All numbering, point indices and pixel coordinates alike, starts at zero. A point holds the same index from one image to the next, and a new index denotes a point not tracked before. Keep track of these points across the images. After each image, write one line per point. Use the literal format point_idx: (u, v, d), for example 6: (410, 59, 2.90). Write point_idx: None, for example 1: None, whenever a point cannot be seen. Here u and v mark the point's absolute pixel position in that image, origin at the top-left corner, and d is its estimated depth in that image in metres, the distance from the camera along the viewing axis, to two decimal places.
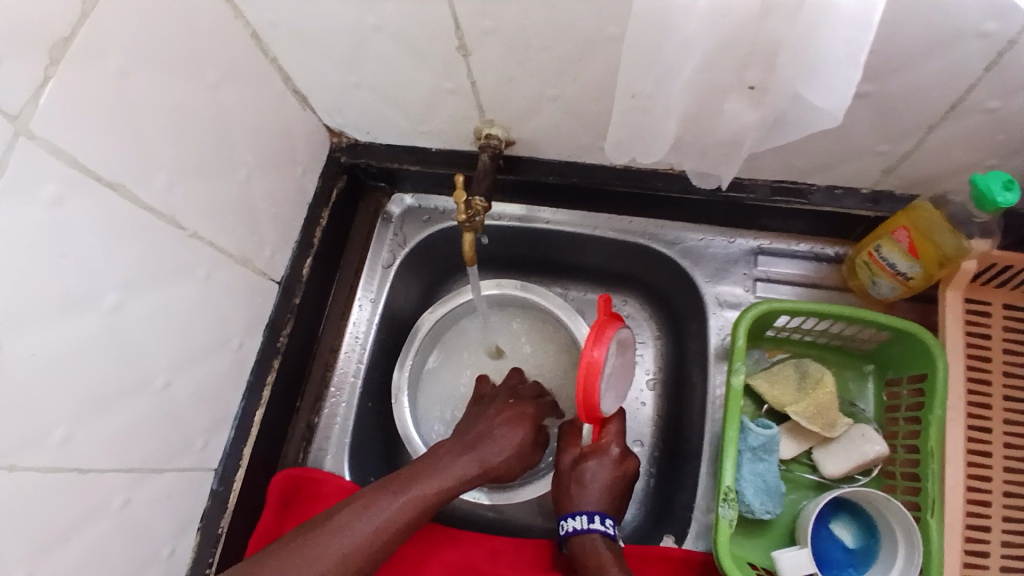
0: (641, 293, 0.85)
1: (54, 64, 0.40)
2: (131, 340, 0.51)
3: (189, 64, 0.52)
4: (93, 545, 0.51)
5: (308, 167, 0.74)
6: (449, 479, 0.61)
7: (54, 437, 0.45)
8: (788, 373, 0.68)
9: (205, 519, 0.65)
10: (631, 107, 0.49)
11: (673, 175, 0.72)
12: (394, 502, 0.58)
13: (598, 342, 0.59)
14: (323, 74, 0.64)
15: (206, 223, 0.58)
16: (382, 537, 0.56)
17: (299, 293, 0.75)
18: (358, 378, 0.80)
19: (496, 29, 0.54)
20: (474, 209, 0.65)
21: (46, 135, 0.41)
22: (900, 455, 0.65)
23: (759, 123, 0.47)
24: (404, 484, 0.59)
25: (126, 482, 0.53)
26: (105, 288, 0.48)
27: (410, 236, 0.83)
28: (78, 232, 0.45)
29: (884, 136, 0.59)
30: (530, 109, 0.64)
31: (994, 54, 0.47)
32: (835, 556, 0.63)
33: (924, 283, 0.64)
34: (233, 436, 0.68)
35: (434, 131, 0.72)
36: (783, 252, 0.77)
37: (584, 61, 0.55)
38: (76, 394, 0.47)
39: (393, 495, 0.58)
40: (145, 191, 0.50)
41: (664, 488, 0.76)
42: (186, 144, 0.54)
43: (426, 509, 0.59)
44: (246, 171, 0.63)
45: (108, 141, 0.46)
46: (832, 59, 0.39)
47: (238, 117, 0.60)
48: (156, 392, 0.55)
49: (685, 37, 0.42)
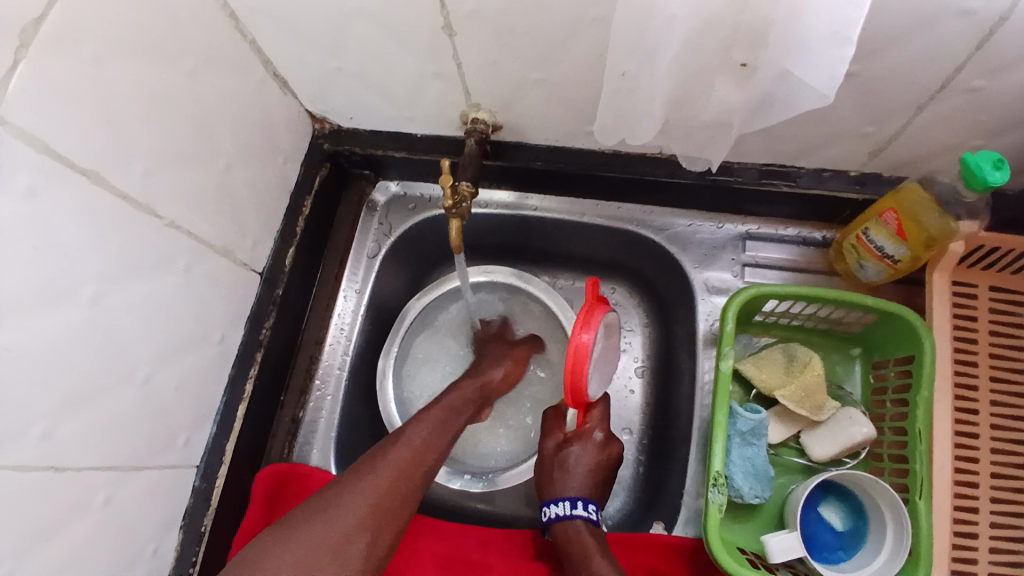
0: (629, 279, 0.85)
1: (25, 48, 0.39)
2: (111, 332, 0.50)
3: (168, 46, 0.51)
4: (75, 544, 0.50)
5: (290, 155, 0.73)
6: (456, 406, 0.66)
7: (32, 434, 0.44)
8: (776, 358, 0.68)
9: (190, 515, 0.64)
10: (616, 89, 0.48)
11: (661, 160, 0.71)
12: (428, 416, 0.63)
13: (588, 325, 0.58)
14: (305, 57, 0.62)
15: (185, 213, 0.57)
16: (385, 493, 0.55)
17: (283, 283, 0.74)
18: (344, 369, 0.79)
19: (481, 10, 0.52)
20: (460, 194, 0.64)
21: (17, 121, 0.39)
22: (887, 437, 0.65)
23: (744, 106, 0.47)
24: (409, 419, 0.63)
25: (107, 479, 0.52)
26: (81, 279, 0.46)
27: (395, 225, 0.82)
28: (51, 221, 0.43)
29: (871, 118, 0.59)
30: (517, 93, 0.63)
31: (982, 34, 0.47)
32: (823, 538, 0.63)
33: (910, 265, 0.64)
34: (217, 429, 0.67)
35: (419, 117, 0.71)
36: (771, 236, 0.77)
37: (569, 42, 0.54)
38: (54, 390, 0.46)
39: (391, 446, 0.59)
40: (122, 180, 0.49)
41: (652, 474, 0.76)
42: (162, 130, 0.52)
43: (435, 439, 0.61)
44: (227, 158, 0.61)
45: (80, 128, 0.44)
46: (819, 37, 0.39)
47: (218, 103, 0.58)
48: (137, 385, 0.54)
49: (671, 16, 0.41)
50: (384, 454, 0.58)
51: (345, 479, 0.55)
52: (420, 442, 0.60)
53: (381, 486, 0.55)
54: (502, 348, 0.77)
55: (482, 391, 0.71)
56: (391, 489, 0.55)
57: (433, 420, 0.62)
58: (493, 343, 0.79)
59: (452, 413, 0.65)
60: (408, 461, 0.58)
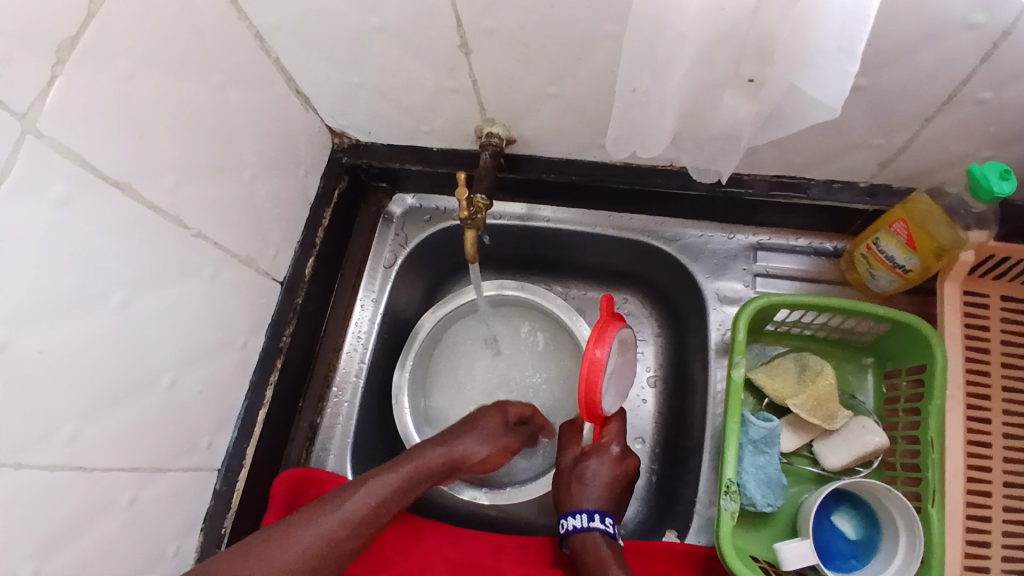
0: (641, 290, 0.86)
1: (61, 64, 0.41)
2: (137, 337, 0.52)
3: (196, 64, 0.53)
4: (99, 543, 0.51)
5: (311, 168, 0.75)
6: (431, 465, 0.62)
7: (62, 434, 0.46)
8: (788, 367, 0.69)
9: (210, 517, 0.65)
10: (626, 103, 0.49)
11: (672, 172, 0.73)
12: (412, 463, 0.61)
13: (602, 340, 0.59)
14: (326, 74, 0.65)
15: (210, 223, 0.58)
16: (315, 558, 0.51)
17: (302, 291, 0.75)
18: (360, 376, 0.80)
19: (496, 28, 0.54)
20: (476, 206, 0.66)
21: (53, 133, 0.42)
22: (900, 446, 0.65)
23: (753, 117, 0.48)
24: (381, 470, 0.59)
25: (133, 481, 0.54)
26: (111, 288, 0.48)
27: (411, 235, 0.84)
28: (83, 230, 0.45)
29: (880, 129, 0.60)
30: (530, 107, 0.65)
31: (987, 46, 0.48)
32: (836, 547, 0.63)
33: (921, 275, 0.65)
34: (238, 433, 0.68)
35: (436, 131, 0.73)
36: (781, 247, 0.78)
37: (583, 57, 0.56)
38: (83, 392, 0.47)
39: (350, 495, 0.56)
40: (151, 191, 0.51)
41: (665, 483, 0.76)
42: (191, 144, 0.54)
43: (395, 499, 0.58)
44: (251, 171, 0.63)
45: (111, 140, 0.46)
46: (823, 52, 0.40)
47: (242, 118, 0.61)
48: (162, 390, 0.56)
49: (679, 33, 0.42)
50: (343, 500, 0.55)
51: (300, 517, 0.53)
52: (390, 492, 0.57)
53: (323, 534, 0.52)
54: (494, 421, 0.69)
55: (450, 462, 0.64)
56: (327, 538, 0.52)
57: (414, 468, 0.60)
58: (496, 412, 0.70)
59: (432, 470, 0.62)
60: (362, 517, 0.55)
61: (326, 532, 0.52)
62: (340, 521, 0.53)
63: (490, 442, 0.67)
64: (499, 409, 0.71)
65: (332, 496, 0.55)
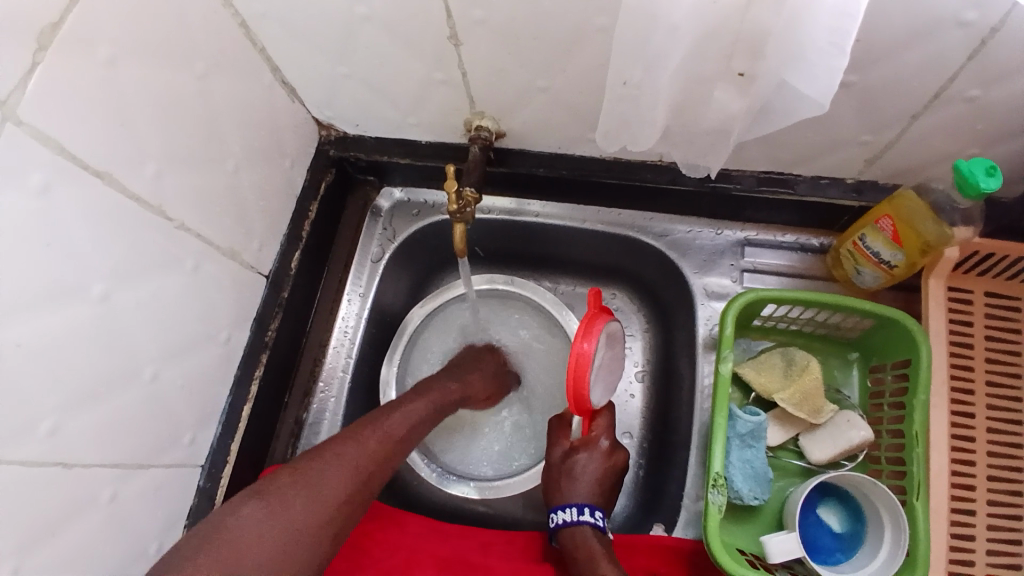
0: (629, 285, 0.86)
1: (43, 51, 0.40)
2: (119, 329, 0.51)
3: (180, 51, 0.52)
4: (79, 540, 0.50)
5: (297, 159, 0.74)
6: (449, 394, 0.69)
7: (40, 429, 0.45)
8: (774, 362, 0.69)
9: (194, 513, 0.64)
10: (618, 97, 0.49)
11: (661, 167, 0.73)
12: (429, 396, 0.66)
13: (590, 335, 0.59)
14: (313, 64, 0.64)
15: (193, 215, 0.57)
16: (366, 471, 0.55)
17: (288, 285, 0.74)
18: (347, 372, 0.80)
19: (487, 20, 0.54)
20: (465, 200, 0.65)
21: (32, 121, 0.40)
22: (884, 440, 0.66)
23: (743, 112, 0.48)
24: (406, 399, 0.64)
25: (114, 476, 0.53)
26: (93, 279, 0.47)
27: (399, 230, 0.83)
28: (63, 220, 0.44)
29: (868, 126, 0.60)
30: (520, 100, 0.64)
31: (975, 43, 0.48)
32: (822, 542, 0.64)
33: (907, 271, 0.65)
34: (222, 430, 0.67)
35: (425, 123, 0.72)
36: (769, 243, 0.78)
37: (573, 50, 0.56)
38: (62, 386, 0.46)
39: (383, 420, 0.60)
40: (133, 181, 0.50)
41: (653, 477, 0.77)
42: (173, 133, 0.53)
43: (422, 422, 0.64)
44: (235, 161, 0.62)
45: (92, 129, 0.45)
46: (817, 47, 0.40)
47: (227, 108, 0.60)
48: (145, 383, 0.55)
49: (672, 25, 0.42)
50: (359, 439, 0.57)
51: (320, 452, 0.54)
52: (412, 423, 0.62)
53: (349, 469, 0.54)
54: (493, 364, 0.78)
55: (464, 393, 0.71)
56: (353, 473, 0.54)
57: (429, 401, 0.66)
58: (489, 358, 0.79)
59: (445, 403, 0.68)
60: (381, 452, 0.57)
61: (351, 466, 0.54)
62: (361, 456, 0.55)
63: (492, 380, 0.76)
64: (494, 356, 0.80)
65: (345, 436, 0.57)
